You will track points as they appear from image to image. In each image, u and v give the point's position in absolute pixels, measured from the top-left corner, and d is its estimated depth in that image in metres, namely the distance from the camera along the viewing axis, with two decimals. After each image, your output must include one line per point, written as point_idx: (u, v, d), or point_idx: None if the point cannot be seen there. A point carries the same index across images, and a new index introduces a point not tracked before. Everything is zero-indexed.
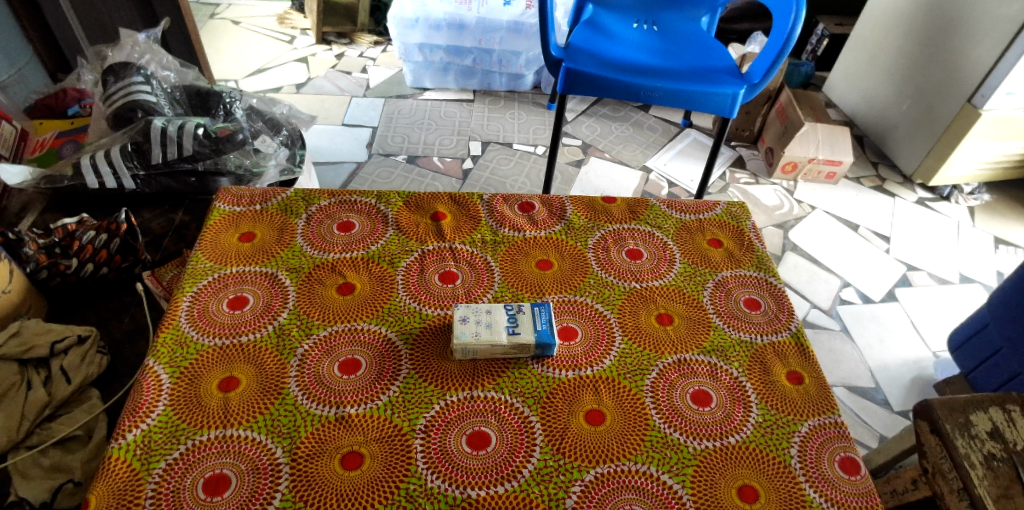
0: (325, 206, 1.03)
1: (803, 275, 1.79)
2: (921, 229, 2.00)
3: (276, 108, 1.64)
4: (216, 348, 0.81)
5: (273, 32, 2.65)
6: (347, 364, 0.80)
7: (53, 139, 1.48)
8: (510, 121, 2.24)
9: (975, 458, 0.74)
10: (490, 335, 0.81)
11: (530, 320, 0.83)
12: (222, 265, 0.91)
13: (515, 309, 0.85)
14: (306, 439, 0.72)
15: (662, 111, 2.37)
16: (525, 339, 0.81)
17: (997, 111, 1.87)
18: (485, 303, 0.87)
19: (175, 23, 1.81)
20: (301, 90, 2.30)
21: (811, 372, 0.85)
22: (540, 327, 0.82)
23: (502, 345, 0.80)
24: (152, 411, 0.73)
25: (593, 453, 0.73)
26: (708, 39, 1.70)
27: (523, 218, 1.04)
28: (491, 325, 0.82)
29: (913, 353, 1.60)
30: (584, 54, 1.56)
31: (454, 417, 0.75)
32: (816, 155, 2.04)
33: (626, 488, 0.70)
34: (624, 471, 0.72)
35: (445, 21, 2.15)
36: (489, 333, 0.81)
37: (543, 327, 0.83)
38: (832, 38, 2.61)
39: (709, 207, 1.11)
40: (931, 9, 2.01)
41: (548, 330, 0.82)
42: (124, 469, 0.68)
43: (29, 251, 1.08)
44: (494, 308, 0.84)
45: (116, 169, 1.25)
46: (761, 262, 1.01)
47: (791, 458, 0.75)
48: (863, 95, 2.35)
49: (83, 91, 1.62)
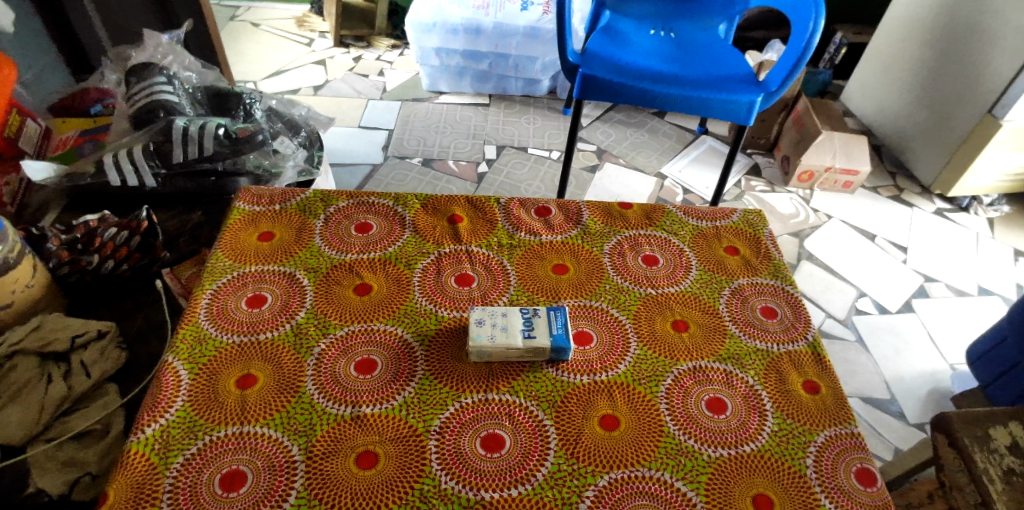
0: (343, 207, 1.04)
1: (818, 285, 1.77)
2: (940, 240, 1.98)
3: (295, 109, 1.65)
4: (234, 345, 0.81)
5: (291, 34, 2.68)
6: (362, 364, 0.81)
7: (75, 138, 1.50)
8: (525, 126, 2.25)
9: (994, 472, 0.78)
10: (507, 338, 0.81)
11: (547, 324, 0.83)
12: (242, 264, 0.92)
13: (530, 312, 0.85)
14: (322, 437, 0.73)
15: (677, 118, 2.37)
16: (539, 343, 0.81)
17: (1017, 121, 1.84)
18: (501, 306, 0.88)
19: (197, 24, 1.83)
20: (318, 92, 2.32)
21: (828, 381, 0.84)
22: (556, 333, 0.82)
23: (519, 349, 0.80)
24: (170, 407, 0.74)
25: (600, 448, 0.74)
26: (726, 46, 1.69)
27: (539, 221, 1.05)
28: (507, 328, 0.82)
29: (930, 366, 1.59)
30: (601, 59, 1.56)
31: (469, 419, 0.76)
32: (833, 163, 2.03)
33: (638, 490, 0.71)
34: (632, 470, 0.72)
35: (462, 25, 2.16)
36: (504, 336, 0.81)
37: (561, 332, 0.83)
38: (850, 46, 2.60)
39: (725, 214, 1.10)
40: (952, 18, 1.99)
41: (565, 335, 0.82)
42: (143, 463, 0.69)
43: (52, 247, 1.10)
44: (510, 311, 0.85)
45: (138, 168, 1.26)
46: (777, 270, 1.00)
47: (807, 468, 0.74)
48: (882, 104, 2.33)
49: (105, 90, 1.65)
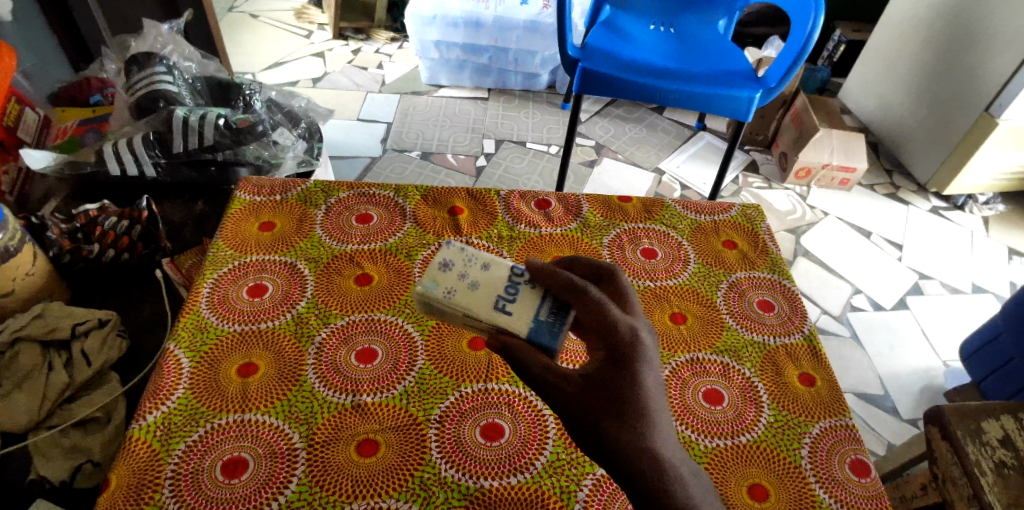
0: (343, 198, 1.04)
1: (814, 281, 1.79)
2: (935, 238, 1.99)
3: (295, 101, 1.66)
4: (235, 333, 0.82)
5: (290, 26, 2.67)
6: (363, 353, 0.81)
7: (75, 127, 1.50)
8: (525, 120, 2.25)
9: (985, 465, 0.79)
10: (471, 298, 0.69)
11: (536, 304, 0.69)
12: (243, 254, 0.93)
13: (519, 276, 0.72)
14: (323, 425, 0.73)
15: (676, 113, 2.37)
16: (516, 323, 0.67)
17: (1014, 121, 1.86)
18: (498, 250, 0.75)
19: (197, 14, 1.83)
20: (318, 84, 2.32)
21: (823, 374, 0.85)
22: (541, 319, 0.67)
23: (478, 319, 0.68)
24: (172, 395, 0.75)
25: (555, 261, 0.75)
26: (725, 42, 1.70)
27: (539, 214, 1.05)
28: (479, 287, 0.70)
29: (923, 362, 1.60)
30: (601, 54, 1.56)
31: (469, 408, 0.76)
32: (830, 160, 2.04)
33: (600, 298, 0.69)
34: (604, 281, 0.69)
35: (462, 19, 2.16)
36: (466, 293, 0.70)
37: (549, 323, 0.67)
38: (849, 44, 2.60)
39: (724, 208, 1.11)
40: (951, 17, 2.00)
41: (543, 329, 0.67)
42: (144, 449, 0.70)
43: (52, 236, 1.09)
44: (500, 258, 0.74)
45: (138, 157, 1.26)
46: (775, 264, 1.01)
47: (802, 459, 0.75)
48: (880, 102, 2.34)
49: (105, 80, 1.65)
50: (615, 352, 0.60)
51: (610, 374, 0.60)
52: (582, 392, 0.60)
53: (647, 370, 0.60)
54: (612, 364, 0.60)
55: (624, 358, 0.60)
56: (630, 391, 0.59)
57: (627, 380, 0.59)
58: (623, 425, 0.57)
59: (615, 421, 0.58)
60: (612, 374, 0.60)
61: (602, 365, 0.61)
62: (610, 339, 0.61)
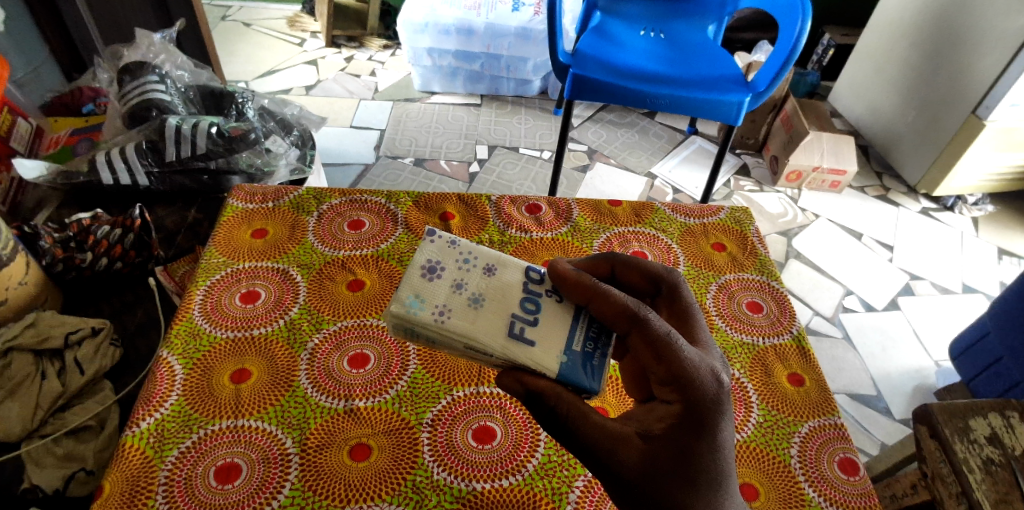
0: (336, 205, 1.05)
1: (806, 283, 1.80)
2: (926, 239, 2.01)
3: (288, 108, 1.67)
4: (227, 340, 0.82)
5: (283, 34, 2.68)
6: (356, 358, 0.82)
7: (68, 136, 1.51)
8: (517, 126, 2.27)
9: (973, 463, 0.80)
10: (470, 319, 0.66)
11: (563, 336, 0.66)
12: (236, 260, 0.93)
13: (542, 295, 0.69)
14: (316, 430, 0.74)
15: (668, 118, 2.40)
16: (540, 357, 0.64)
17: (1002, 122, 1.88)
18: (492, 251, 0.74)
19: (190, 24, 1.84)
20: (311, 92, 2.33)
21: (812, 374, 0.86)
22: (572, 353, 0.65)
23: (475, 341, 0.65)
24: (164, 402, 0.75)
25: (592, 264, 0.74)
26: (716, 47, 1.72)
27: (530, 219, 1.06)
28: (481, 306, 0.67)
29: (915, 361, 1.62)
30: (592, 60, 1.58)
31: (460, 411, 0.77)
32: (821, 164, 2.06)
33: (661, 307, 0.69)
34: (664, 293, 0.69)
35: (455, 26, 2.17)
36: (460, 313, 0.67)
37: (582, 357, 0.65)
38: (838, 48, 2.63)
39: (714, 211, 1.12)
40: (938, 20, 2.03)
41: (575, 365, 0.65)
42: (137, 456, 0.70)
43: (46, 245, 1.10)
44: (500, 266, 0.72)
45: (131, 167, 1.27)
46: (763, 266, 1.02)
47: (791, 458, 0.76)
48: (869, 105, 2.37)
49: (98, 90, 1.66)
50: (694, 407, 0.56)
51: (686, 436, 0.55)
52: (652, 463, 0.55)
53: (726, 423, 0.57)
54: (692, 423, 0.55)
55: (705, 414, 0.56)
56: (706, 457, 0.55)
57: (706, 441, 0.55)
58: (698, 492, 0.54)
59: (685, 488, 0.54)
60: (689, 435, 0.55)
61: (676, 423, 0.56)
62: (689, 391, 0.56)
